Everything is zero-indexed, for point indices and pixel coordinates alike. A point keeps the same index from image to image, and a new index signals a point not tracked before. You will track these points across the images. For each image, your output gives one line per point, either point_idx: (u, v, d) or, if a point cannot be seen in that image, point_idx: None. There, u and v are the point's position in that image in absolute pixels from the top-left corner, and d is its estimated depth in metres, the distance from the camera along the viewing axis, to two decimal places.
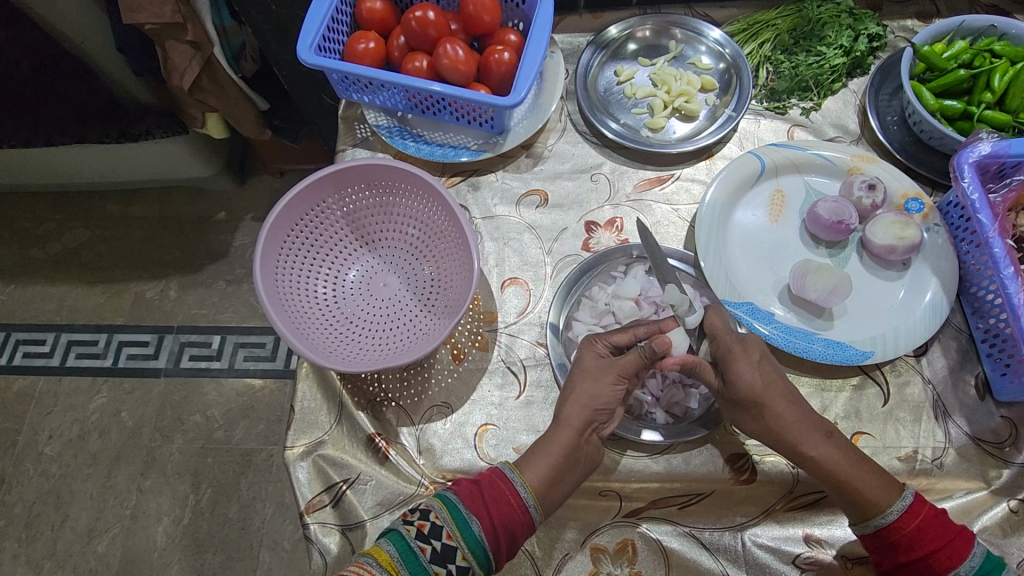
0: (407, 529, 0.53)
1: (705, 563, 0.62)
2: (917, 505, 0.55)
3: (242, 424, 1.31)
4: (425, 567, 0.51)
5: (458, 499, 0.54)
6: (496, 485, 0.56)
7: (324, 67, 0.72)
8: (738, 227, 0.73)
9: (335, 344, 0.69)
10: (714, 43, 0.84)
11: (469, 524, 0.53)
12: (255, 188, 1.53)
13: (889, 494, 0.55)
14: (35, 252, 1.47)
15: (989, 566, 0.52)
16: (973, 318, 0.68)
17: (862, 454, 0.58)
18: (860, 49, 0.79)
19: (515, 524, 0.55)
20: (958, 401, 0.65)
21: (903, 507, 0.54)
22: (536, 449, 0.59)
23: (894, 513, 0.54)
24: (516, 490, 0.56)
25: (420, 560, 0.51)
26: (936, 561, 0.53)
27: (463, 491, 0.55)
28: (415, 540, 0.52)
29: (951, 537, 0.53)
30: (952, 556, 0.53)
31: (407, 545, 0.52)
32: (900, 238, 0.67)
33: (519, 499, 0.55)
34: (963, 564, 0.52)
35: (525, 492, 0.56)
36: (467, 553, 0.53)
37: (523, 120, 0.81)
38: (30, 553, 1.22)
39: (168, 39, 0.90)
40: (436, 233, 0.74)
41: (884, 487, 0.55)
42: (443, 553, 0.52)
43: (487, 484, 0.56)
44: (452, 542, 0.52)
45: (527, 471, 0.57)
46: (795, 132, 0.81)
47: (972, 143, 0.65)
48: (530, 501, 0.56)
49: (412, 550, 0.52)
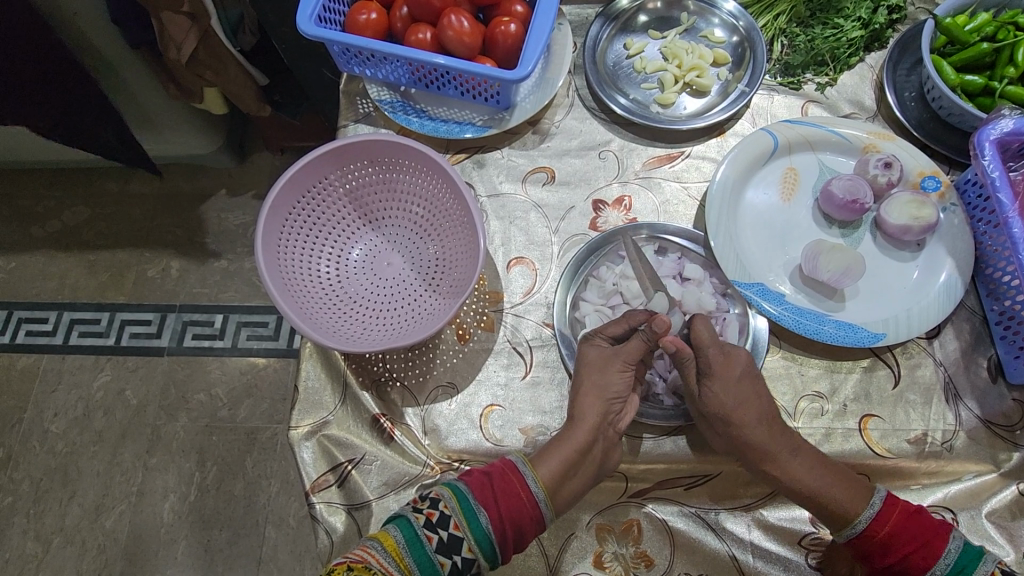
0: (415, 516, 0.53)
1: (710, 543, 0.62)
2: (885, 512, 0.54)
3: (247, 403, 1.31)
4: (431, 557, 0.51)
5: (468, 490, 0.54)
6: (507, 479, 0.56)
7: (324, 38, 0.70)
8: (750, 206, 0.72)
9: (338, 324, 0.68)
10: (728, 15, 0.81)
11: (477, 517, 0.53)
12: (255, 165, 1.51)
13: (857, 502, 0.55)
14: (35, 230, 1.45)
15: (965, 561, 0.51)
16: (987, 300, 0.66)
17: (829, 461, 0.58)
18: (879, 21, 0.76)
19: (523, 520, 0.55)
20: (969, 383, 0.64)
21: (871, 515, 0.54)
22: (549, 445, 0.59)
23: (864, 522, 0.54)
24: (527, 484, 0.55)
25: (426, 549, 0.51)
26: (911, 563, 0.53)
27: (474, 482, 0.55)
28: (423, 528, 0.52)
29: (924, 538, 0.53)
30: (926, 557, 0.52)
31: (414, 532, 0.52)
32: (916, 218, 0.66)
33: (530, 494, 0.55)
34: (938, 563, 0.52)
35: (537, 486, 0.55)
36: (473, 545, 0.52)
37: (530, 94, 0.79)
38: (39, 528, 1.23)
39: (163, 10, 0.88)
40: (440, 211, 0.72)
41: (850, 496, 0.55)
42: (449, 543, 0.52)
43: (498, 476, 0.56)
44: (458, 532, 0.52)
45: (539, 466, 0.57)
46: (809, 108, 0.78)
47: (993, 119, 0.63)
48: (541, 498, 0.55)
49: (419, 538, 0.51)
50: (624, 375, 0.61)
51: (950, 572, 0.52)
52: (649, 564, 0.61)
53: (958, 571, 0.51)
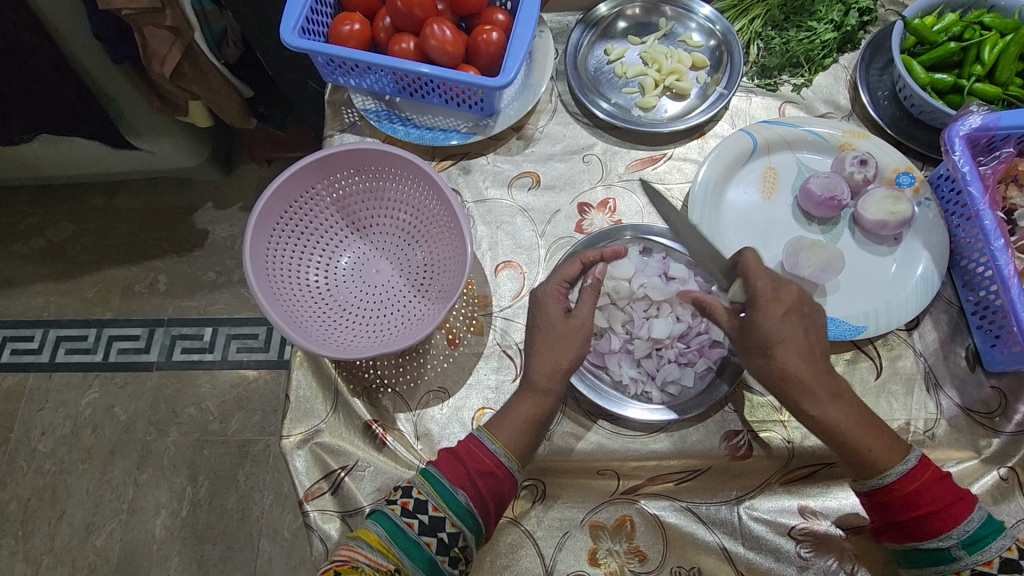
0: (391, 508, 0.53)
1: (702, 536, 0.63)
2: (917, 471, 0.54)
3: (238, 416, 1.30)
4: (416, 540, 0.52)
5: (440, 472, 0.55)
6: (475, 453, 0.57)
7: (308, 49, 0.71)
8: (731, 205, 0.73)
9: (329, 332, 0.68)
10: (704, 20, 0.83)
11: (454, 495, 0.54)
12: (242, 178, 1.51)
13: (891, 458, 0.54)
14: (19, 248, 1.44)
15: (983, 532, 0.52)
16: (963, 291, 0.68)
17: (866, 411, 0.57)
18: (851, 23, 0.78)
19: (499, 486, 0.56)
20: (949, 372, 0.66)
21: (902, 472, 0.54)
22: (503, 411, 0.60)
23: (893, 475, 0.54)
24: (492, 453, 0.56)
25: (409, 535, 0.52)
26: (926, 523, 0.53)
27: (442, 462, 0.56)
28: (402, 517, 0.53)
29: (949, 502, 0.53)
30: (945, 520, 0.52)
31: (393, 523, 0.52)
32: (891, 213, 0.68)
33: (497, 461, 0.56)
34: (957, 528, 0.52)
35: (503, 455, 0.57)
36: (457, 522, 0.53)
37: (514, 101, 0.80)
38: (27, 549, 1.21)
39: (147, 25, 0.90)
40: (428, 217, 0.73)
41: (886, 450, 0.55)
42: (431, 524, 0.53)
43: (465, 452, 0.57)
44: (439, 513, 0.53)
45: (499, 433, 0.58)
46: (786, 109, 0.80)
47: (962, 116, 0.65)
48: (511, 464, 0.57)
49: (399, 526, 0.52)
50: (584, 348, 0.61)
51: (965, 539, 0.52)
52: (642, 559, 0.62)
53: (974, 539, 0.52)
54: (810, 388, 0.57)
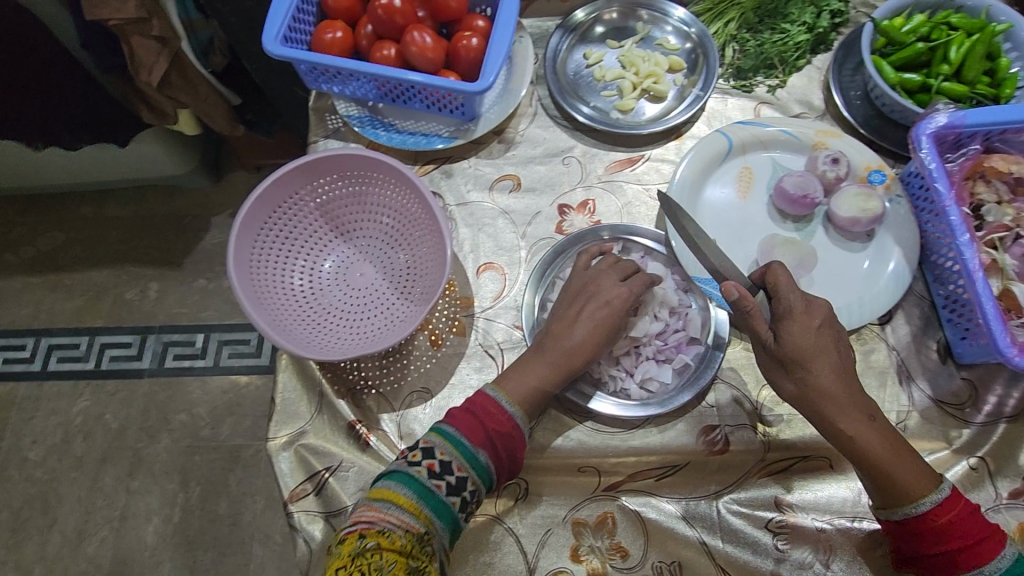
0: (416, 470, 0.55)
1: (682, 531, 0.64)
2: (953, 501, 0.54)
3: (229, 421, 1.31)
4: (444, 500, 0.54)
5: (461, 432, 0.57)
6: (491, 411, 0.58)
7: (290, 57, 0.72)
8: (708, 204, 0.75)
9: (313, 335, 0.69)
10: (680, 23, 0.85)
11: (475, 454, 0.56)
12: (232, 184, 1.52)
13: (924, 486, 0.55)
14: (10, 257, 1.45)
15: (1014, 569, 0.53)
16: (934, 286, 0.69)
17: (897, 436, 0.57)
18: (823, 25, 0.80)
19: (514, 443, 0.58)
20: (921, 365, 0.67)
21: (937, 502, 0.54)
22: (513, 368, 0.63)
23: (927, 505, 0.54)
24: (506, 412, 0.59)
25: (438, 497, 0.54)
26: (961, 557, 0.54)
27: (461, 422, 0.58)
28: (430, 480, 0.54)
29: (982, 536, 0.54)
30: (978, 555, 0.53)
31: (422, 485, 0.54)
32: (863, 210, 0.69)
33: (512, 419, 0.59)
34: (989, 563, 0.53)
35: (516, 411, 0.59)
36: (477, 479, 0.56)
37: (495, 105, 0.82)
38: (19, 558, 1.22)
39: (133, 34, 0.91)
40: (410, 220, 0.74)
41: (920, 477, 0.55)
42: (456, 485, 0.55)
43: (482, 410, 0.59)
44: (463, 473, 0.55)
45: (511, 390, 0.61)
46: (761, 110, 0.82)
47: (929, 114, 0.66)
48: (523, 420, 0.59)
49: (429, 489, 0.54)
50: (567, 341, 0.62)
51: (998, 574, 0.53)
52: (624, 555, 0.63)
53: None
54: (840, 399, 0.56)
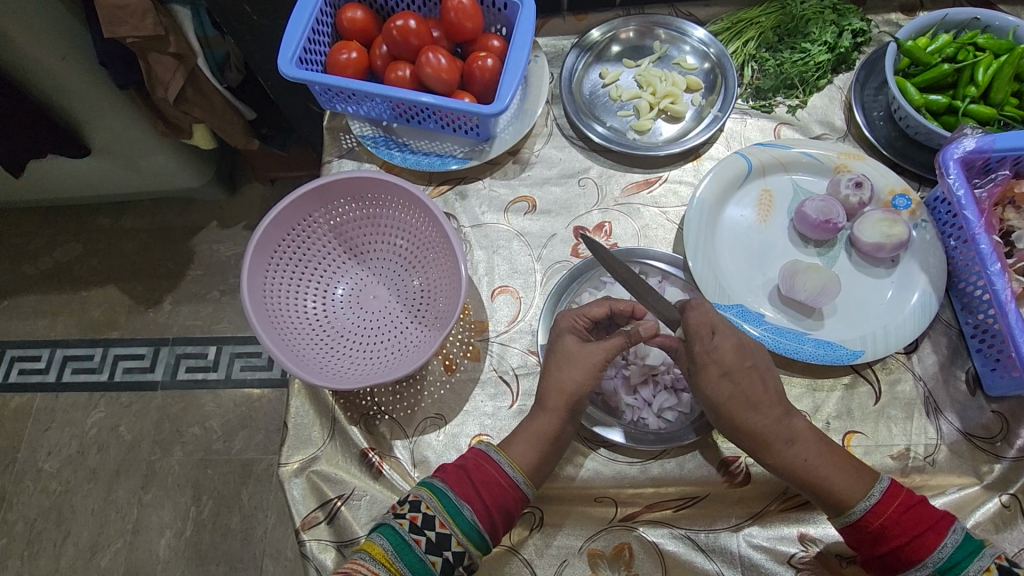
0: (399, 522, 0.53)
1: (702, 565, 0.62)
2: (886, 501, 0.54)
3: (241, 435, 1.31)
4: (421, 558, 0.52)
5: (448, 487, 0.55)
6: (483, 468, 0.57)
7: (305, 79, 0.72)
8: (727, 227, 0.73)
9: (326, 360, 0.68)
10: (699, 42, 0.83)
11: (461, 510, 0.54)
12: (246, 197, 1.52)
13: (857, 492, 0.55)
14: (27, 268, 1.46)
15: (960, 556, 0.51)
16: (962, 314, 0.68)
17: (828, 446, 0.58)
18: (844, 45, 0.78)
19: (507, 502, 0.56)
20: (949, 397, 0.65)
21: (867, 506, 0.54)
22: (518, 431, 0.61)
23: (861, 510, 0.54)
24: (503, 470, 0.57)
25: (415, 552, 0.52)
26: (901, 554, 0.52)
27: (451, 477, 0.56)
28: (409, 533, 0.53)
29: (919, 531, 0.52)
30: (918, 548, 0.52)
31: (401, 537, 0.52)
32: (888, 236, 0.67)
33: (508, 479, 0.57)
34: (932, 556, 0.52)
35: (513, 471, 0.57)
36: (462, 539, 0.54)
37: (510, 126, 0.81)
38: (33, 570, 1.22)
39: (150, 51, 0.92)
40: (424, 243, 0.73)
41: (851, 483, 0.55)
42: (437, 542, 0.53)
43: (474, 467, 0.57)
44: (445, 530, 0.53)
45: (511, 452, 0.59)
46: (781, 131, 0.80)
47: (957, 138, 0.65)
48: (522, 481, 0.57)
49: (406, 542, 0.52)
50: (589, 370, 0.60)
51: (940, 565, 0.51)
52: None
53: (950, 564, 0.51)
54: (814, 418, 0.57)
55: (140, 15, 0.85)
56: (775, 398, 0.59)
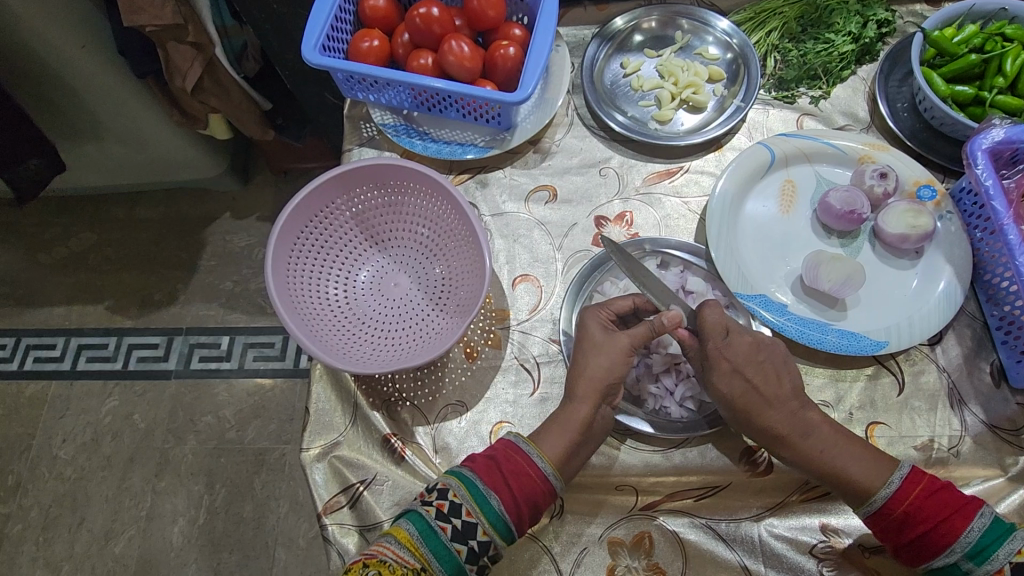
0: (426, 509, 0.54)
1: (722, 553, 0.62)
2: (907, 488, 0.54)
3: (254, 424, 1.32)
4: (447, 546, 0.52)
5: (476, 476, 0.55)
6: (513, 459, 0.57)
7: (328, 66, 0.72)
8: (749, 218, 0.73)
9: (349, 346, 0.69)
10: (722, 33, 0.83)
11: (488, 500, 0.54)
12: (259, 188, 1.53)
13: (876, 479, 0.55)
14: (43, 257, 1.47)
15: (987, 541, 0.51)
16: (987, 306, 0.67)
17: (845, 435, 0.58)
18: (869, 35, 0.78)
19: (535, 495, 0.56)
20: (973, 389, 0.65)
21: (889, 493, 0.54)
22: (548, 424, 0.60)
23: (882, 498, 0.54)
24: (533, 462, 0.57)
25: (441, 539, 0.52)
26: (929, 540, 0.52)
27: (479, 466, 0.56)
28: (436, 520, 0.53)
29: (946, 515, 0.52)
30: (946, 534, 0.52)
31: (427, 524, 0.53)
32: (912, 227, 0.67)
33: (537, 472, 0.56)
34: (959, 541, 0.52)
35: (543, 463, 0.57)
36: (489, 529, 0.54)
37: (531, 115, 0.81)
38: (48, 555, 1.23)
39: (169, 40, 0.92)
40: (446, 231, 0.73)
41: (869, 472, 0.55)
42: (463, 530, 0.53)
43: (503, 457, 0.57)
44: (472, 518, 0.54)
45: (542, 445, 0.58)
46: (804, 121, 0.80)
47: (984, 129, 0.65)
48: (552, 474, 0.57)
49: (433, 530, 0.53)
50: (614, 357, 0.61)
51: (969, 550, 0.52)
52: None
53: (979, 549, 0.51)
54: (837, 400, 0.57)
55: (160, 3, 0.85)
56: (791, 393, 0.59)
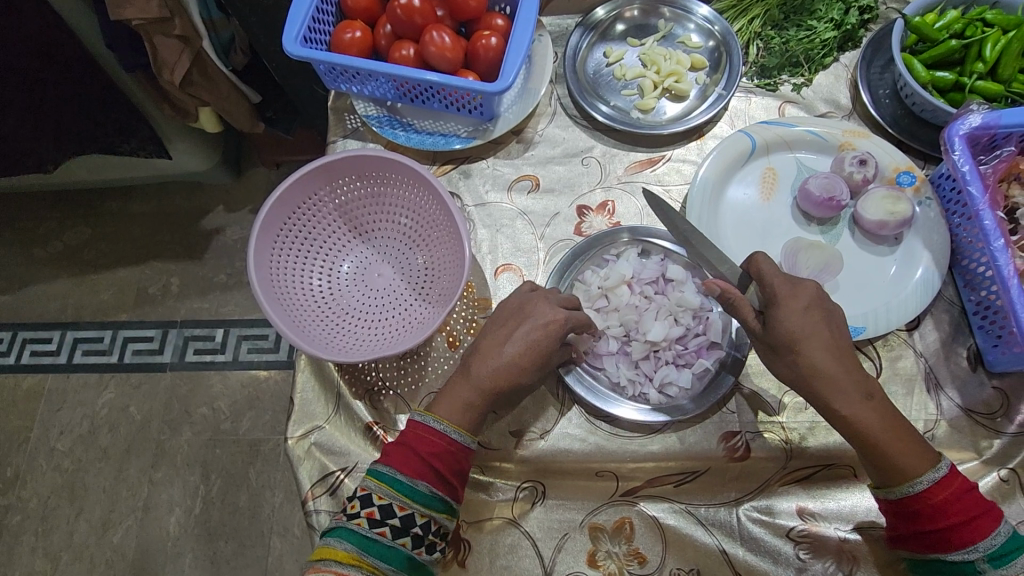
0: (355, 522, 0.54)
1: (701, 538, 0.63)
2: (951, 478, 0.53)
3: (249, 415, 1.33)
4: (391, 544, 0.54)
5: (395, 471, 0.55)
6: (423, 439, 0.57)
7: (310, 58, 0.72)
8: (730, 204, 0.74)
9: (332, 337, 0.69)
10: (703, 20, 0.83)
11: (415, 488, 0.55)
12: (252, 181, 1.53)
13: (921, 466, 0.54)
14: (37, 252, 1.48)
15: (1010, 548, 0.51)
16: (965, 291, 0.68)
17: (899, 418, 0.56)
18: (851, 22, 0.78)
19: (453, 461, 0.57)
20: (950, 373, 0.65)
21: (934, 479, 0.53)
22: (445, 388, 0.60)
23: (923, 483, 0.53)
24: (441, 434, 0.57)
25: (383, 543, 0.53)
26: (955, 534, 0.52)
27: (395, 460, 0.56)
28: (370, 529, 0.54)
29: (978, 513, 0.52)
30: (973, 532, 0.52)
31: (363, 536, 0.53)
32: (891, 213, 0.67)
33: (446, 438, 0.57)
34: (983, 542, 0.52)
35: (450, 430, 0.57)
36: (426, 511, 0.55)
37: (513, 105, 0.81)
38: (47, 545, 1.25)
39: (156, 34, 0.92)
40: (428, 222, 0.74)
41: (917, 457, 0.54)
42: (402, 524, 0.54)
43: (414, 441, 0.57)
44: (406, 510, 0.55)
45: (441, 412, 0.58)
46: (786, 109, 0.80)
47: (962, 115, 0.64)
48: (462, 437, 0.58)
49: (370, 538, 0.53)
50: None
51: (991, 552, 0.51)
52: (642, 560, 0.63)
53: (1000, 553, 0.51)
54: (827, 386, 0.55)
55: None
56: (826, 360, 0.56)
